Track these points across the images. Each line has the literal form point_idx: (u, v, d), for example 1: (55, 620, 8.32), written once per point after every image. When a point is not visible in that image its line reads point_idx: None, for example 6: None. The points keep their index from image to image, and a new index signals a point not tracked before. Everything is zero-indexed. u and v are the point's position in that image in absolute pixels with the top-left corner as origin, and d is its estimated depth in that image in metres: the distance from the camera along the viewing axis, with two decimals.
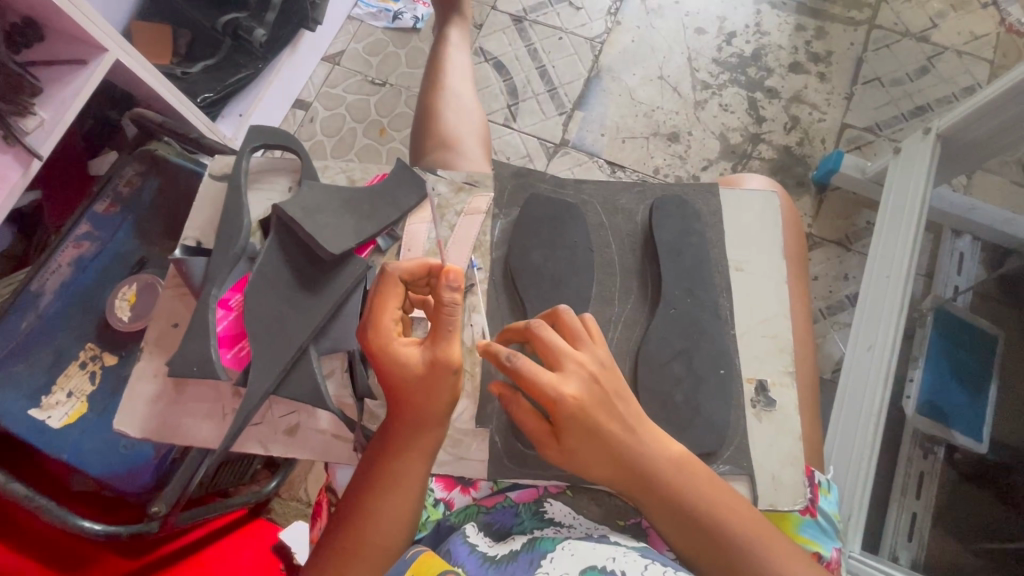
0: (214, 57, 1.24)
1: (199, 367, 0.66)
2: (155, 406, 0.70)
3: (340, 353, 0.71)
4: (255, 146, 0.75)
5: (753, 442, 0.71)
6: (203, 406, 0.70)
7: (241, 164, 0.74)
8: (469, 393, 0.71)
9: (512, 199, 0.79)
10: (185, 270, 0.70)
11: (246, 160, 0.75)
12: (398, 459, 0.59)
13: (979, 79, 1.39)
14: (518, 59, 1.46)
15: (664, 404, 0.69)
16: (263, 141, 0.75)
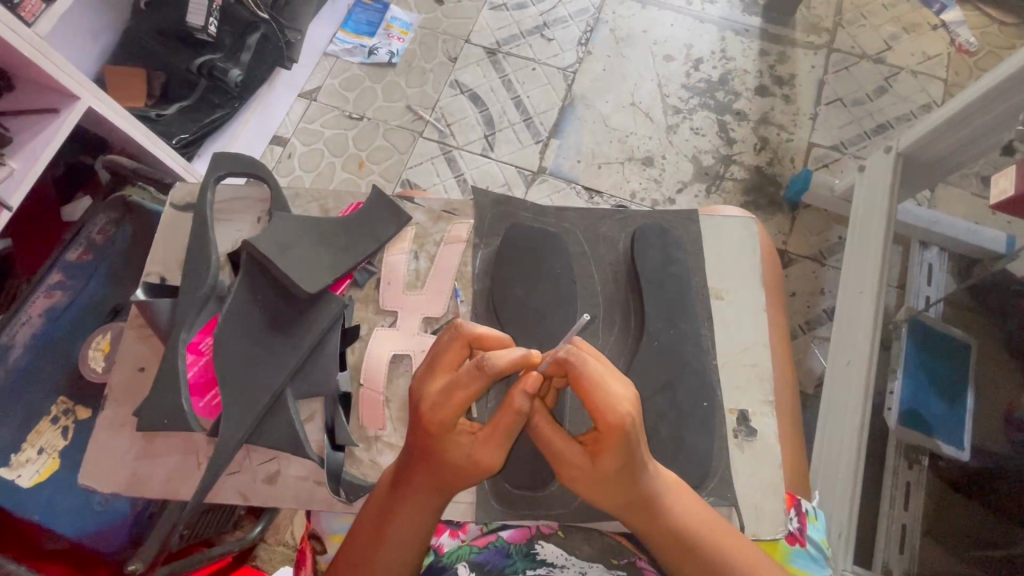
0: (188, 98, 1.24)
1: (170, 419, 0.65)
2: (125, 459, 0.69)
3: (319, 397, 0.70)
4: (219, 175, 0.75)
5: (737, 472, 0.71)
6: (173, 459, 0.69)
7: (207, 196, 0.74)
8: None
9: (493, 229, 0.79)
10: (150, 312, 0.68)
11: (211, 190, 0.75)
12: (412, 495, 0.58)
13: (934, 97, 1.46)
14: (493, 90, 1.49)
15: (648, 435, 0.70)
16: (229, 170, 0.75)
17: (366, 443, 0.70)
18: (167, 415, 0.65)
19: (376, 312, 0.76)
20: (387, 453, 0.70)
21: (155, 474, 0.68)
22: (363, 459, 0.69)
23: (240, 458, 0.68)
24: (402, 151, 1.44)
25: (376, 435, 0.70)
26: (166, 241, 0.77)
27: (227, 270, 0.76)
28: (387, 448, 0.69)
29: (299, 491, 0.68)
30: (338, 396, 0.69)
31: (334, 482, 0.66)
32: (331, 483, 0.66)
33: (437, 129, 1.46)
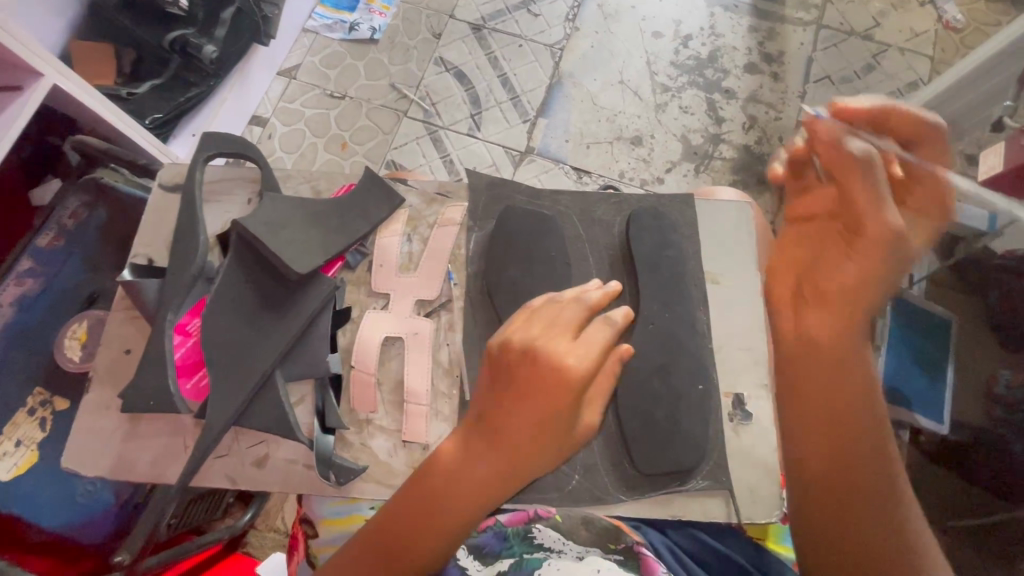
0: (161, 76, 1.20)
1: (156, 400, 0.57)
2: (110, 442, 0.63)
3: (309, 379, 0.63)
4: (209, 155, 0.71)
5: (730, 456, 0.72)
6: (161, 441, 0.63)
7: (195, 173, 0.68)
8: (450, 417, 0.66)
9: (487, 211, 0.75)
10: (137, 293, 0.61)
11: (200, 169, 0.69)
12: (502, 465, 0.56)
13: (921, 74, 1.45)
14: (479, 68, 1.46)
15: (643, 417, 0.70)
16: (219, 150, 0.71)
17: (357, 426, 0.65)
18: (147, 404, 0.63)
19: (368, 295, 0.71)
20: (378, 437, 0.65)
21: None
22: (354, 443, 0.64)
23: (227, 443, 0.63)
24: (387, 131, 1.40)
25: (367, 418, 0.65)
26: (154, 221, 0.71)
27: (216, 252, 0.69)
28: (377, 432, 0.65)
29: (291, 474, 0.63)
30: (330, 378, 0.64)
31: (325, 471, 0.61)
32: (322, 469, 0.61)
33: (422, 108, 1.42)
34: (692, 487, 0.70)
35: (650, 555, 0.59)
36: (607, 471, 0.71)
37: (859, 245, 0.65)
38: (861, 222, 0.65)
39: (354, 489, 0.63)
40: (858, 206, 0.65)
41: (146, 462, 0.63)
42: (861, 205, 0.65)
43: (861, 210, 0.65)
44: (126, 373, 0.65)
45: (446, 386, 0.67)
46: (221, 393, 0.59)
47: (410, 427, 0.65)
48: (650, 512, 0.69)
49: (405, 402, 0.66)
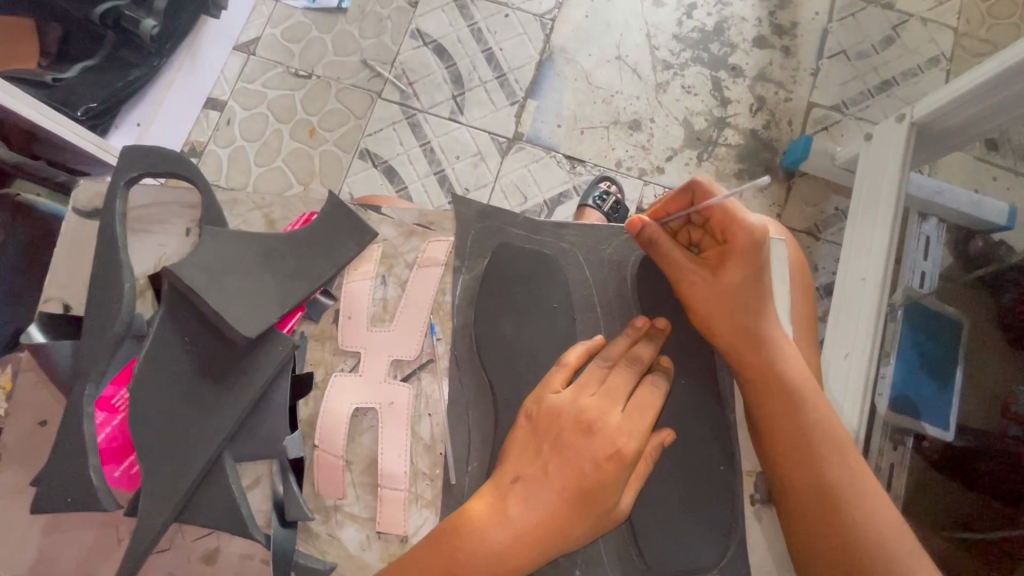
0: (93, 56, 1.03)
1: (73, 497, 0.57)
2: (31, 533, 0.62)
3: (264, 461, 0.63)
4: (131, 176, 0.65)
5: (751, 544, 0.68)
6: (89, 534, 0.62)
7: (113, 204, 0.63)
8: (430, 501, 0.65)
9: (475, 249, 0.73)
10: (49, 365, 0.60)
11: (121, 195, 0.65)
12: (520, 512, 0.53)
13: (944, 49, 1.32)
14: (461, 42, 1.31)
15: (656, 504, 0.67)
16: (143, 169, 0.65)
17: (324, 514, 0.64)
18: (82, 493, 0.57)
19: (334, 353, 0.69)
20: (346, 525, 0.64)
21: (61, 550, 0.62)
22: (320, 534, 0.63)
23: (169, 534, 0.62)
24: (359, 116, 1.26)
25: (335, 504, 0.64)
26: (75, 259, 0.70)
27: (148, 296, 0.68)
28: (347, 519, 0.64)
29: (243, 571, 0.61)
30: (290, 461, 0.60)
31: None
32: (282, 572, 0.58)
33: (398, 88, 1.28)
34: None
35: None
36: (609, 562, 0.66)
37: (746, 350, 0.66)
38: (745, 333, 0.66)
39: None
40: (712, 312, 0.67)
41: (72, 556, 0.62)
42: (727, 314, 0.66)
43: (746, 316, 0.66)
44: (43, 448, 0.64)
45: (428, 466, 0.65)
46: (166, 483, 0.56)
47: (386, 516, 0.63)
48: None
49: (380, 485, 0.64)
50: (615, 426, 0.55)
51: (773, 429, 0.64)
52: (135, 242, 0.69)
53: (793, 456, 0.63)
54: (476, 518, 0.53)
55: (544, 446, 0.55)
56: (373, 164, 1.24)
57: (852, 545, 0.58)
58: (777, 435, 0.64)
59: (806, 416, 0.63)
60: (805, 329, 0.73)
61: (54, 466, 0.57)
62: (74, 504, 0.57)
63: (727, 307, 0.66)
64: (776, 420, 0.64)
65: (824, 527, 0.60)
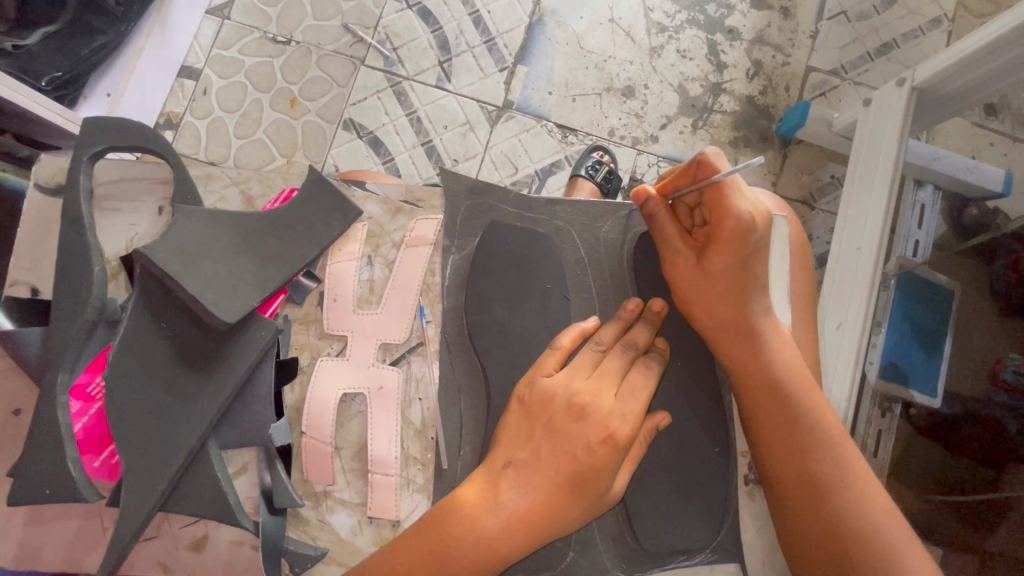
0: (55, 23, 0.96)
1: (53, 489, 0.56)
2: (13, 524, 0.62)
3: (249, 449, 0.62)
4: (96, 150, 0.62)
5: (744, 522, 0.69)
6: (73, 523, 0.62)
7: (78, 181, 0.61)
8: (422, 486, 0.64)
9: (466, 227, 0.71)
10: (20, 352, 0.58)
11: (86, 171, 0.62)
12: (511, 497, 0.52)
13: (947, 9, 1.28)
14: (446, 4, 1.25)
15: (649, 486, 0.67)
16: (110, 143, 0.62)
17: (314, 500, 0.63)
18: (64, 484, 0.55)
19: (320, 337, 0.67)
20: (338, 510, 0.64)
21: (49, 539, 0.62)
22: (310, 521, 0.63)
23: (157, 523, 0.61)
24: (342, 84, 1.21)
25: (325, 491, 0.64)
26: (42, 239, 0.67)
27: (122, 279, 0.65)
28: (338, 505, 0.63)
29: (232, 559, 0.61)
30: (276, 449, 0.59)
31: (277, 566, 0.58)
32: (273, 561, 0.58)
33: (382, 54, 1.22)
34: (698, 561, 0.67)
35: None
36: (604, 545, 0.67)
37: (732, 339, 0.65)
38: (726, 322, 0.65)
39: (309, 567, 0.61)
40: (693, 298, 0.66)
41: (59, 547, 0.62)
42: (709, 302, 0.65)
43: (731, 304, 0.64)
44: (18, 437, 0.63)
45: (418, 450, 0.65)
46: (149, 474, 0.55)
47: (377, 502, 0.63)
48: None
49: (370, 471, 0.63)
50: (608, 408, 0.55)
51: (758, 413, 0.65)
52: (104, 221, 0.66)
53: (782, 440, 0.63)
54: (470, 502, 0.53)
55: (537, 430, 0.55)
56: (357, 135, 1.19)
57: (831, 528, 0.59)
58: (761, 420, 0.64)
59: (792, 404, 0.63)
60: (802, 307, 0.73)
61: (33, 458, 0.56)
62: (56, 496, 0.56)
63: (709, 295, 0.65)
64: (761, 406, 0.64)
65: (805, 509, 0.61)
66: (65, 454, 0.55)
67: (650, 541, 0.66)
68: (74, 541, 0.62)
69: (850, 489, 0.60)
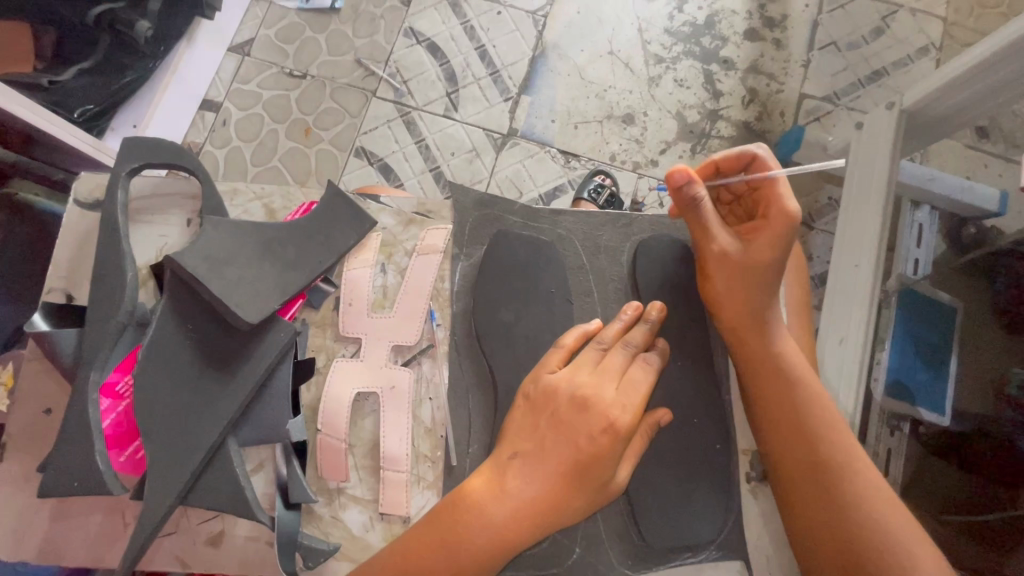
0: (90, 59, 1.03)
1: (80, 482, 0.57)
2: (38, 519, 0.63)
3: (267, 446, 0.63)
4: (133, 167, 0.65)
5: (748, 520, 0.69)
6: (94, 520, 0.63)
7: (115, 195, 0.64)
8: (432, 483, 0.65)
9: (473, 236, 0.74)
10: (54, 349, 0.61)
11: (122, 187, 0.65)
12: (515, 483, 0.54)
13: (933, 38, 1.34)
14: (453, 39, 1.32)
15: (654, 483, 0.67)
16: (145, 160, 0.66)
17: (327, 496, 0.64)
18: (86, 482, 0.57)
19: (335, 339, 0.69)
20: (350, 507, 0.64)
21: (70, 536, 0.63)
22: (324, 516, 0.63)
23: (175, 518, 0.62)
24: (354, 114, 1.27)
25: (338, 487, 0.64)
26: (77, 248, 0.70)
27: (151, 286, 0.68)
28: (350, 501, 0.64)
29: (247, 554, 0.61)
30: (293, 445, 0.61)
31: (290, 560, 0.58)
32: (288, 553, 0.58)
33: (392, 86, 1.29)
34: (704, 559, 0.67)
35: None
36: (610, 543, 0.67)
37: None
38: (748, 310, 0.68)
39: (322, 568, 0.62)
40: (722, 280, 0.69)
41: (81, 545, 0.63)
42: None
43: (750, 296, 0.67)
44: (46, 438, 0.65)
45: (428, 447, 0.66)
46: (170, 470, 0.57)
47: (388, 498, 0.64)
48: None
49: (382, 469, 0.64)
50: (609, 400, 0.56)
51: (770, 410, 0.66)
52: (136, 232, 0.69)
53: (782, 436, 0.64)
54: (478, 489, 0.54)
55: (541, 422, 0.56)
56: (368, 162, 1.25)
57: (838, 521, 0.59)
58: (775, 419, 0.65)
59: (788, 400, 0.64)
60: (800, 310, 0.75)
61: (55, 461, 0.57)
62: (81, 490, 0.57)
63: None
64: (776, 403, 0.66)
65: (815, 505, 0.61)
66: (93, 447, 0.57)
67: (662, 544, 0.66)
68: (97, 537, 0.63)
69: (854, 482, 0.61)
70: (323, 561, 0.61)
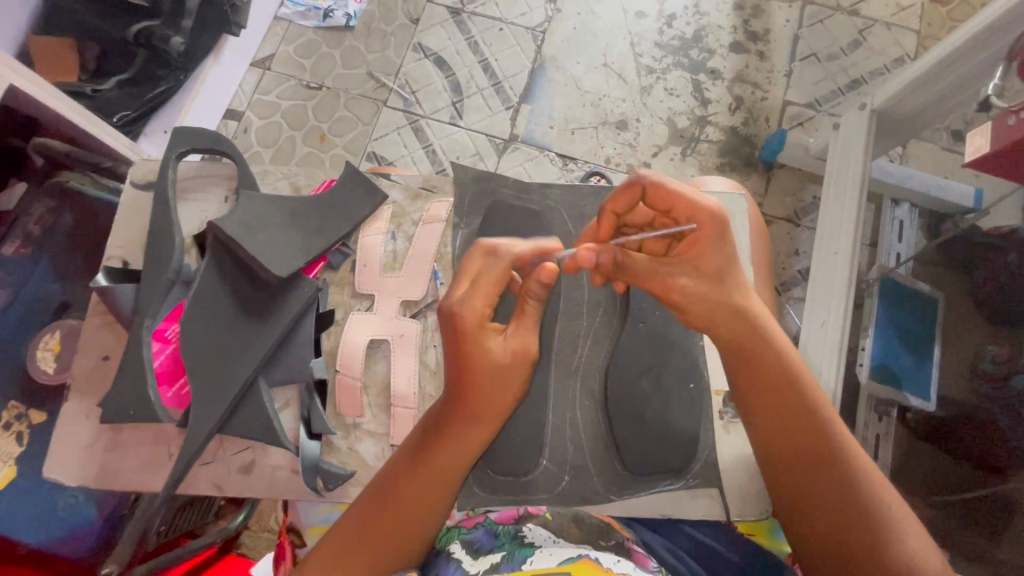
0: (127, 71, 1.14)
1: (135, 410, 0.66)
2: (93, 452, 0.71)
3: (293, 385, 0.71)
4: (181, 151, 0.75)
5: (721, 454, 0.75)
6: (144, 450, 0.72)
7: (167, 173, 0.74)
8: None
9: (472, 207, 0.81)
10: (113, 299, 0.69)
11: (173, 167, 0.75)
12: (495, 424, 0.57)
13: (907, 50, 1.43)
14: (459, 53, 1.42)
15: (632, 416, 0.74)
16: (192, 145, 0.76)
17: (344, 430, 0.72)
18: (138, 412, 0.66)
19: (352, 296, 0.77)
20: (366, 440, 0.72)
21: (120, 466, 0.71)
22: (342, 447, 0.72)
23: (213, 449, 0.71)
24: (366, 122, 1.36)
25: (354, 422, 0.73)
26: (128, 221, 0.77)
27: (194, 253, 0.77)
28: (365, 434, 0.72)
29: (275, 480, 0.70)
30: (314, 383, 0.71)
31: (313, 478, 0.68)
32: (310, 475, 0.68)
33: (402, 97, 1.38)
34: (679, 486, 0.73)
35: (641, 550, 0.63)
36: (596, 471, 0.73)
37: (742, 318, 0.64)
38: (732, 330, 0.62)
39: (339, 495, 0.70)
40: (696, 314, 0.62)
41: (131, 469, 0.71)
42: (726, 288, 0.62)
43: (730, 312, 0.61)
44: (105, 381, 0.73)
45: (433, 387, 0.73)
46: (210, 400, 0.66)
47: (398, 430, 0.72)
48: (643, 512, 0.72)
49: (393, 405, 0.72)
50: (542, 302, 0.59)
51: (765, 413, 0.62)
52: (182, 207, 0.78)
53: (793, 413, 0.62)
54: (435, 431, 0.58)
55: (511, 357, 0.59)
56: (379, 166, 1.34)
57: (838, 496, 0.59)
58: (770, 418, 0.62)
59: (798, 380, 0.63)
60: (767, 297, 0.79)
61: (114, 395, 0.67)
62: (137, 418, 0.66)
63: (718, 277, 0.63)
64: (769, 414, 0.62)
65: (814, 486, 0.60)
66: (146, 382, 0.66)
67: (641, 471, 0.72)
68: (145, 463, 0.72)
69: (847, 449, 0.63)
70: (341, 486, 0.70)
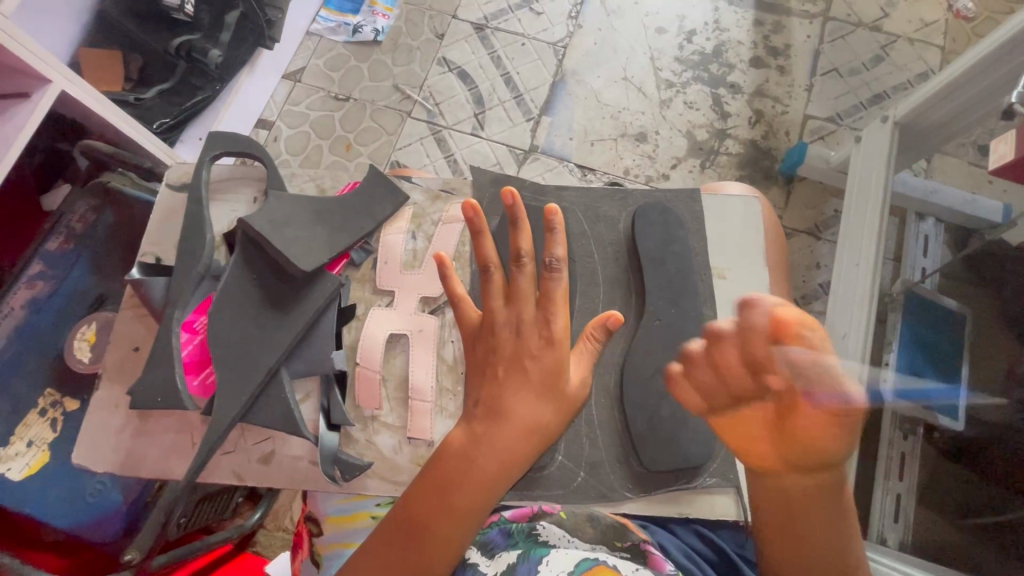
0: (168, 81, 1.20)
1: (164, 397, 0.69)
2: (122, 437, 0.74)
3: (313, 378, 0.74)
4: (214, 153, 0.79)
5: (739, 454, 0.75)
6: (168, 437, 0.74)
7: (201, 174, 0.77)
8: (453, 413, 0.75)
9: (490, 208, 0.84)
10: (145, 292, 0.73)
11: (207, 169, 0.78)
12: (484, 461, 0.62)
13: (931, 65, 1.42)
14: (482, 67, 1.46)
15: (648, 412, 0.74)
16: (224, 148, 0.79)
17: (362, 422, 0.75)
18: (164, 400, 0.69)
19: (373, 292, 0.80)
20: (382, 432, 0.75)
21: (147, 452, 0.74)
22: (359, 439, 0.74)
23: (235, 438, 0.74)
24: (391, 132, 1.41)
25: (372, 415, 0.75)
26: (165, 221, 0.81)
27: (223, 250, 0.79)
28: (382, 427, 0.75)
29: (293, 470, 0.73)
30: (334, 375, 0.73)
31: (330, 466, 0.70)
32: (328, 463, 0.70)
33: (426, 108, 1.42)
34: (698, 485, 0.73)
35: (657, 552, 0.63)
36: (612, 467, 0.74)
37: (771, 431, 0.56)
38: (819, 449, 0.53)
39: (354, 486, 0.72)
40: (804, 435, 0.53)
41: (156, 455, 0.74)
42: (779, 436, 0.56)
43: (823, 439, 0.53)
44: (133, 372, 0.76)
45: (450, 382, 0.76)
46: (235, 388, 0.69)
47: (414, 424, 0.74)
48: (658, 510, 0.73)
49: (411, 398, 0.75)
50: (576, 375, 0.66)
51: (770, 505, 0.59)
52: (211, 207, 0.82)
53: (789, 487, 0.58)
54: (444, 463, 0.63)
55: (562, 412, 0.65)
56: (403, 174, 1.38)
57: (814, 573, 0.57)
58: (791, 525, 0.57)
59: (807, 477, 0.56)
60: None
61: (143, 384, 0.69)
62: (164, 404, 0.69)
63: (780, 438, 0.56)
64: (790, 521, 0.57)
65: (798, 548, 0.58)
66: (174, 372, 0.69)
67: (665, 477, 0.73)
68: (170, 451, 0.74)
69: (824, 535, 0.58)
70: (358, 477, 0.72)
